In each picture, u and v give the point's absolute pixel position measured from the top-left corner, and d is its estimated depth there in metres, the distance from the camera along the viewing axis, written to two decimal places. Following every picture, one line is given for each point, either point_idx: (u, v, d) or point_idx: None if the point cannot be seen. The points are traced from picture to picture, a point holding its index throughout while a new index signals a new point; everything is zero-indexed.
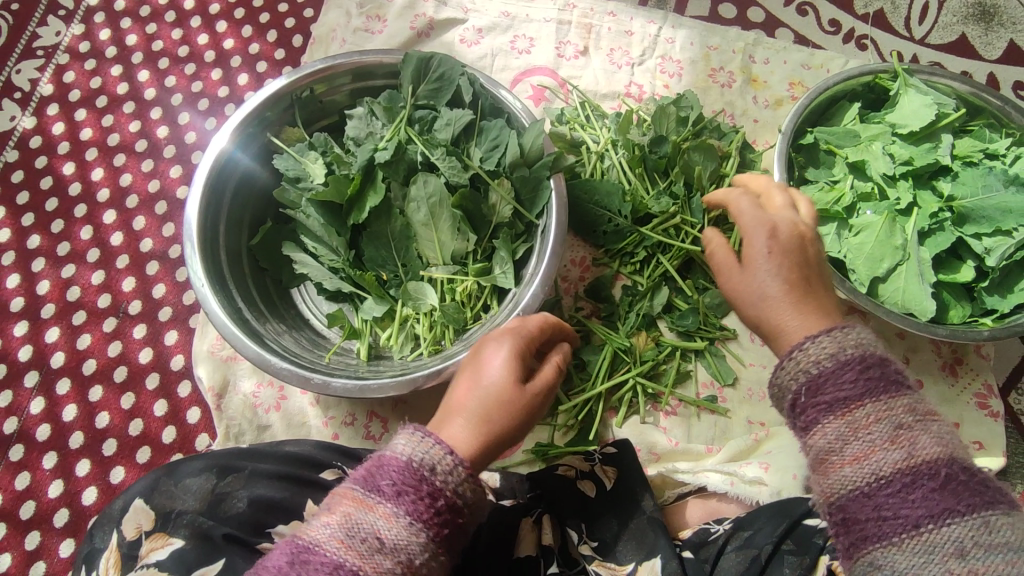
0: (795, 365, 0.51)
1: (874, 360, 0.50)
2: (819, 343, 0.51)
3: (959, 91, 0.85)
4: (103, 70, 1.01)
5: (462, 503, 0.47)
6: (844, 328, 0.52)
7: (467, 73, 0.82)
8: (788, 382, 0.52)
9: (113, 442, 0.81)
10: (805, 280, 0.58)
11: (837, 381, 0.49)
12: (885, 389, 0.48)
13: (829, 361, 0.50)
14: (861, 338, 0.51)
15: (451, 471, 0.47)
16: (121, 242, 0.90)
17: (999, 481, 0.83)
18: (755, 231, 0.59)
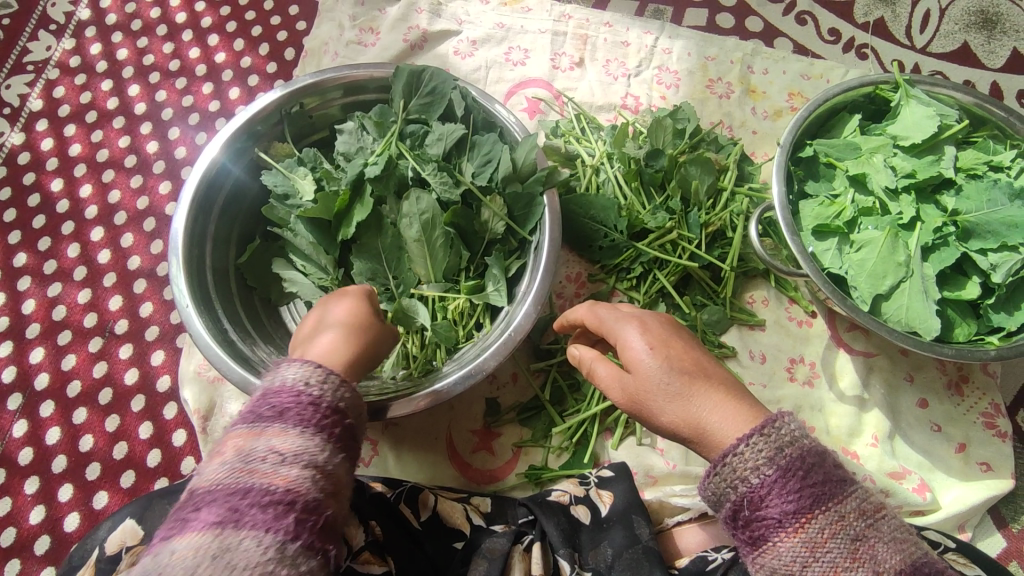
0: (731, 472, 0.51)
1: (811, 461, 0.50)
2: (754, 446, 0.51)
3: (962, 101, 0.83)
4: (93, 85, 1.00)
5: (345, 407, 0.50)
6: (776, 426, 0.51)
7: (459, 87, 0.80)
8: (727, 490, 0.51)
9: (96, 466, 0.79)
10: (698, 366, 0.57)
11: (780, 493, 0.49)
12: (829, 495, 0.49)
13: (769, 467, 0.50)
14: (794, 436, 0.51)
15: (323, 380, 0.50)
16: (108, 260, 0.89)
17: (1007, 504, 0.80)
18: (628, 336, 0.59)
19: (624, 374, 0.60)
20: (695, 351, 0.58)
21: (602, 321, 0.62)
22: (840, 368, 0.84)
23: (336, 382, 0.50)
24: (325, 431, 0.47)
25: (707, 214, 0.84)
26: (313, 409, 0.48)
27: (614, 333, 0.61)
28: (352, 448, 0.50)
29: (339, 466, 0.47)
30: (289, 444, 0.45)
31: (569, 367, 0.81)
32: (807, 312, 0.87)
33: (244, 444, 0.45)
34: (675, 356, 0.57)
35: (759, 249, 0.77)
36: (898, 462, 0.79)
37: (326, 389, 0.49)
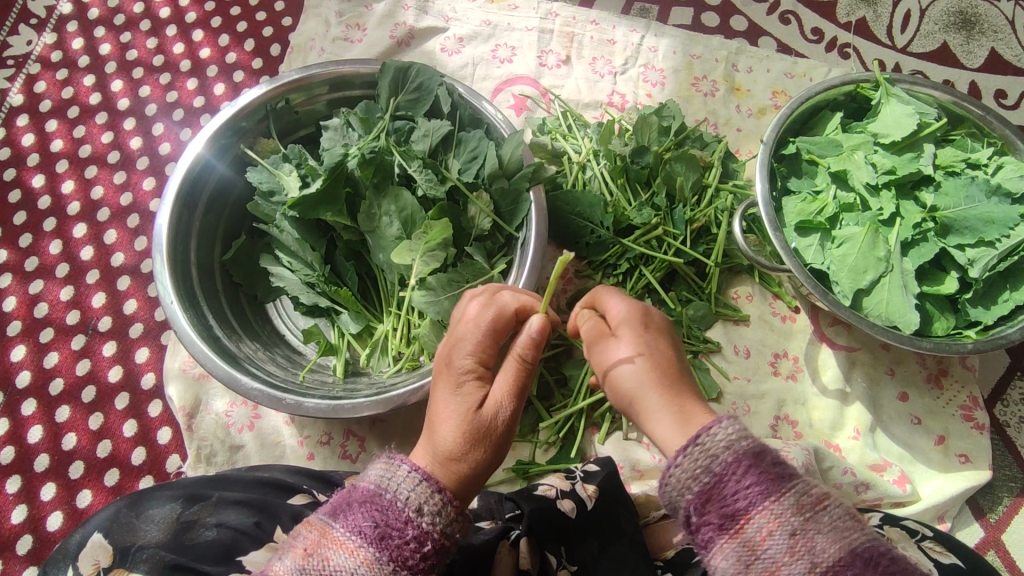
0: (667, 488, 0.49)
1: (745, 459, 0.47)
2: (684, 454, 0.48)
3: (941, 100, 0.85)
4: (75, 80, 0.98)
5: (450, 546, 0.48)
6: (707, 428, 0.49)
7: (445, 85, 0.81)
8: (671, 503, 0.49)
9: (79, 465, 0.79)
10: (654, 391, 0.53)
11: (718, 499, 0.47)
12: (765, 492, 0.46)
13: (706, 474, 0.47)
14: (723, 432, 0.48)
15: (439, 511, 0.48)
16: (91, 256, 0.88)
17: (985, 494, 0.82)
18: (624, 306, 0.58)
19: (601, 336, 0.58)
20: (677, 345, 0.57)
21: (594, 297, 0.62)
22: (823, 362, 0.85)
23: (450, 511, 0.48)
24: (417, 575, 0.46)
25: (692, 211, 0.85)
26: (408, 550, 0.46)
27: (606, 306, 0.60)
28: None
29: None
30: (367, 573, 0.45)
31: (555, 363, 0.82)
32: (790, 308, 0.88)
33: (334, 558, 0.45)
34: (656, 341, 0.56)
35: (743, 245, 0.78)
36: (880, 455, 0.81)
37: (437, 522, 0.47)
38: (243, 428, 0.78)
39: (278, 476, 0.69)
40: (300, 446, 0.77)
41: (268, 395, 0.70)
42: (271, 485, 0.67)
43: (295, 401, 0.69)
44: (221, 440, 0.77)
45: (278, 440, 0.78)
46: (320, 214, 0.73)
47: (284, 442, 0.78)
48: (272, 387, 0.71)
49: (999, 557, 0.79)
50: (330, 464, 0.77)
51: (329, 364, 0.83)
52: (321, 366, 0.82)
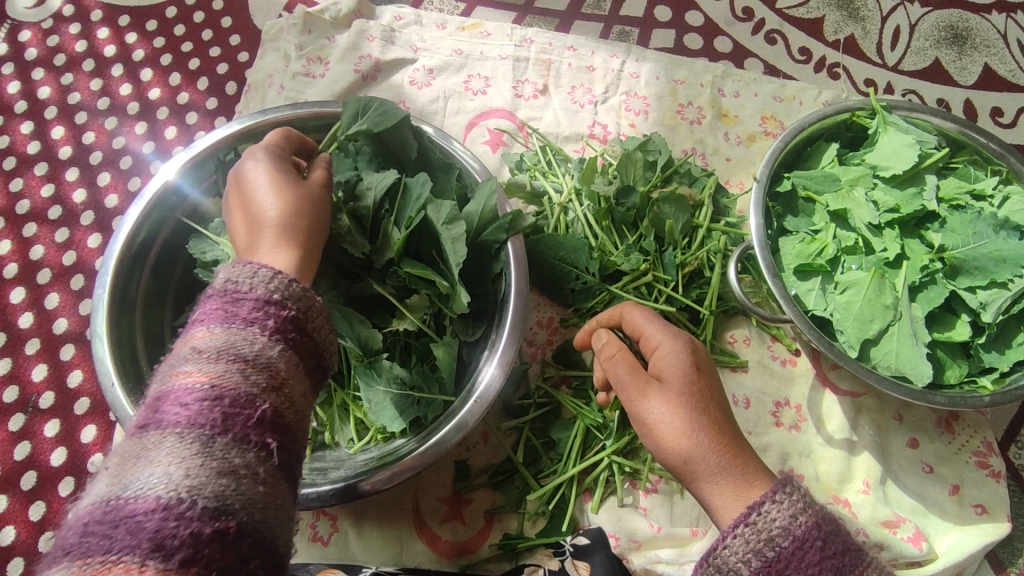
0: (743, 546, 0.49)
1: (827, 531, 0.49)
2: (766, 515, 0.49)
3: (941, 127, 0.80)
4: (12, 128, 0.91)
5: (280, 299, 0.46)
6: (786, 492, 0.50)
7: (410, 125, 0.73)
8: (740, 568, 0.49)
9: (20, 562, 0.70)
10: (707, 440, 0.53)
11: (799, 568, 0.47)
12: (851, 568, 0.48)
13: (786, 539, 0.48)
14: (809, 502, 0.50)
15: (272, 280, 0.47)
16: (31, 324, 0.80)
17: (1004, 546, 0.76)
18: (673, 351, 0.57)
19: (641, 376, 0.57)
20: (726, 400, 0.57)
21: (636, 327, 0.62)
22: (827, 409, 0.80)
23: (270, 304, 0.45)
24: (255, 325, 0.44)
25: (683, 253, 0.79)
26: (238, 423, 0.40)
27: (650, 344, 0.59)
28: (298, 340, 0.46)
29: (255, 415, 0.41)
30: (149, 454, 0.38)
31: (542, 425, 0.76)
32: (791, 350, 0.82)
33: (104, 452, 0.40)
34: (709, 389, 0.56)
35: (737, 290, 0.73)
36: (892, 509, 0.75)
37: (259, 281, 0.46)
38: None
39: None
40: None
41: None
42: None
43: None
44: None
45: None
46: None
47: None
48: None
49: None
50: (299, 548, 0.71)
51: None
52: None
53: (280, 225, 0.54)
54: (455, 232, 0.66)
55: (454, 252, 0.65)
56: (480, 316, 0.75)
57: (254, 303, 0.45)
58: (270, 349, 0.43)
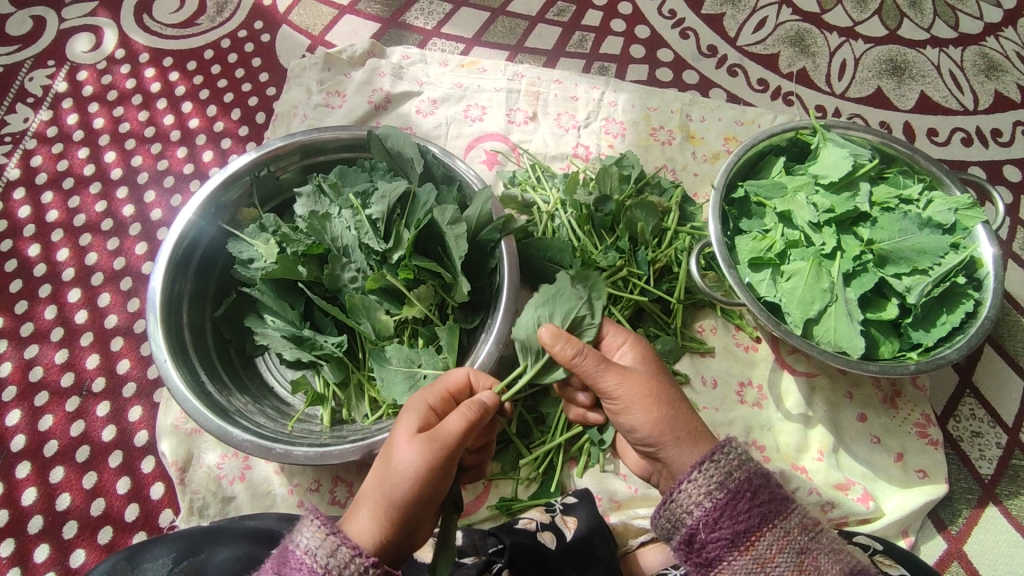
0: (686, 499, 0.60)
1: (756, 484, 0.59)
2: (706, 472, 0.60)
3: (873, 142, 0.93)
4: (70, 153, 1.06)
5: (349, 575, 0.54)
6: (724, 452, 0.61)
7: (418, 145, 0.86)
8: (684, 515, 0.60)
9: (73, 524, 0.83)
10: (670, 411, 0.66)
11: (731, 515, 0.58)
12: (774, 514, 0.58)
13: (720, 491, 0.59)
14: (742, 460, 0.60)
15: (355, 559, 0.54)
16: (85, 319, 0.94)
17: (943, 507, 0.86)
18: (631, 347, 0.71)
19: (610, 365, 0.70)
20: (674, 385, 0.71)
21: (598, 328, 0.74)
22: (785, 389, 0.90)
23: (347, 556, 0.54)
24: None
25: (654, 252, 0.91)
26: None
27: (615, 342, 0.72)
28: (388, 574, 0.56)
29: None
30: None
31: (533, 402, 0.85)
32: (752, 338, 0.93)
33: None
34: (662, 376, 0.69)
35: (700, 283, 0.83)
36: (843, 474, 0.85)
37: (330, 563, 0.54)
38: (234, 479, 0.82)
39: (267, 525, 0.72)
40: (290, 494, 0.81)
41: (259, 445, 0.73)
42: (261, 536, 0.69)
43: (286, 449, 0.73)
44: (213, 492, 0.81)
45: (269, 490, 0.82)
46: (293, 272, 0.79)
47: (275, 492, 0.82)
48: (263, 437, 0.74)
49: (962, 568, 0.83)
50: (321, 510, 0.81)
51: (316, 414, 0.87)
52: (309, 416, 0.86)
53: (372, 506, 0.58)
54: (457, 231, 0.77)
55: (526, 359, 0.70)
56: (478, 307, 0.88)
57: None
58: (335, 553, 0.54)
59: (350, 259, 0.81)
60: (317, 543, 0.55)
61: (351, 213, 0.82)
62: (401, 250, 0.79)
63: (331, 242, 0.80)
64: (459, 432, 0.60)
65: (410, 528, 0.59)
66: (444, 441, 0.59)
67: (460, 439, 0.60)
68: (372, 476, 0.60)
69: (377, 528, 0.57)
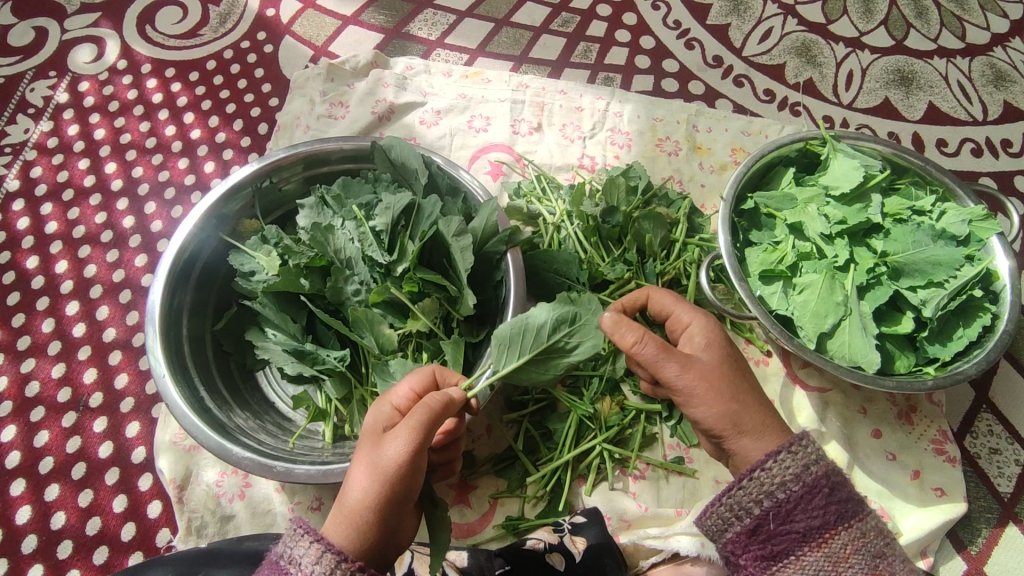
0: (759, 487, 0.60)
1: (834, 481, 0.60)
2: (782, 462, 0.60)
3: (883, 152, 0.91)
4: (70, 164, 1.05)
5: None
6: (802, 445, 0.61)
7: (422, 156, 0.84)
8: (753, 504, 0.60)
9: (68, 544, 0.80)
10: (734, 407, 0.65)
11: (806, 509, 0.59)
12: (850, 513, 0.59)
13: (796, 483, 0.59)
14: (820, 456, 0.61)
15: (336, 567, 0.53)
16: (83, 333, 0.92)
17: (962, 526, 0.84)
18: (703, 331, 0.68)
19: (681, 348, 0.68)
20: (746, 369, 0.68)
21: (663, 307, 0.72)
22: (798, 404, 0.88)
23: (331, 563, 0.53)
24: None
25: (662, 264, 0.90)
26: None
27: (680, 322, 0.70)
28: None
29: None
30: None
31: (540, 418, 0.84)
32: (763, 351, 0.92)
33: None
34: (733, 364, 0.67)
35: (710, 296, 0.81)
36: (858, 492, 0.83)
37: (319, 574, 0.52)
38: (233, 497, 0.80)
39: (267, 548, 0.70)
40: (290, 512, 0.79)
41: (259, 463, 0.71)
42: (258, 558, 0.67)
43: (286, 468, 0.71)
44: (212, 511, 0.79)
45: (268, 509, 0.80)
46: (295, 284, 0.78)
47: (275, 510, 0.80)
48: (263, 455, 0.72)
49: None
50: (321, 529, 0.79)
51: (318, 430, 0.85)
52: (310, 433, 0.84)
53: (349, 510, 0.55)
54: (463, 242, 0.76)
55: (505, 358, 0.68)
56: (483, 321, 0.85)
57: None
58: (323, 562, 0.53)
59: (353, 272, 0.79)
60: (303, 553, 0.54)
61: (354, 224, 0.80)
62: (405, 262, 0.78)
63: (334, 254, 0.79)
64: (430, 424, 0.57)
65: (391, 531, 0.57)
66: (418, 434, 0.56)
67: (427, 432, 0.57)
68: (346, 478, 0.58)
69: (352, 526, 0.55)
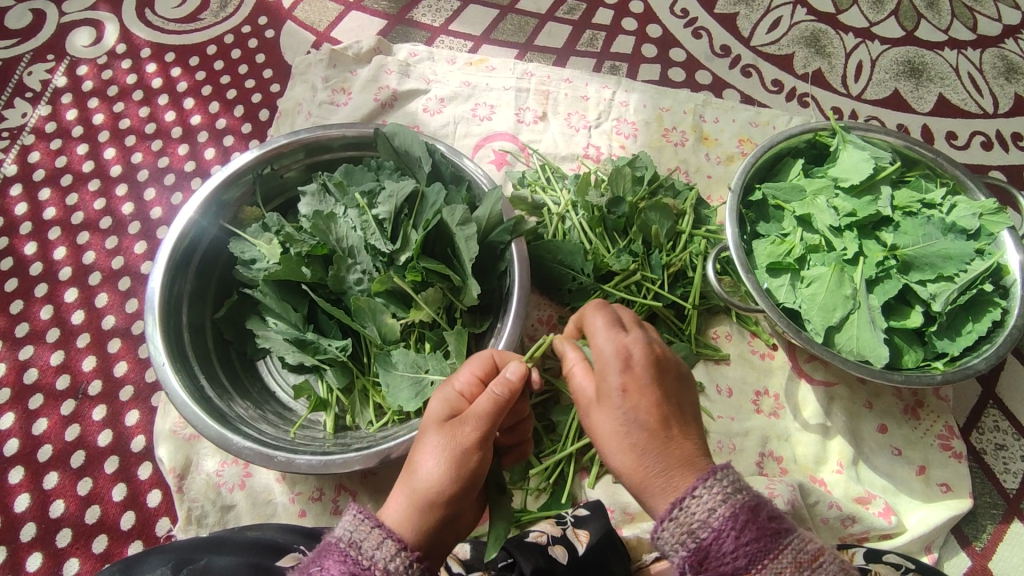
0: (671, 537, 0.52)
1: (744, 519, 0.50)
2: (689, 507, 0.51)
3: (894, 144, 0.90)
4: (68, 149, 1.03)
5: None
6: (705, 485, 0.52)
7: (426, 143, 0.83)
8: (671, 551, 0.52)
9: (67, 532, 0.80)
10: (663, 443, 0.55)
11: (720, 555, 0.50)
12: (763, 553, 0.50)
13: (705, 530, 0.51)
14: (727, 491, 0.51)
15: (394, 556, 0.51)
16: (82, 320, 0.91)
17: (967, 522, 0.83)
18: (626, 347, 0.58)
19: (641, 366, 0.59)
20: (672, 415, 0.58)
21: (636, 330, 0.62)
22: (803, 398, 0.87)
23: (393, 550, 0.51)
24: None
25: (668, 256, 0.88)
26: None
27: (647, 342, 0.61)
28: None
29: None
30: None
31: (544, 410, 0.83)
32: (768, 345, 0.91)
33: None
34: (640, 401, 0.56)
35: (717, 288, 0.80)
36: (863, 487, 0.82)
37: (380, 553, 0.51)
38: (234, 487, 0.79)
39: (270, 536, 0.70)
40: (291, 503, 0.79)
41: (260, 453, 0.70)
42: (266, 548, 0.67)
43: (287, 458, 0.70)
44: (212, 500, 0.78)
45: (269, 499, 0.79)
46: (297, 272, 0.76)
47: (275, 500, 0.79)
48: (264, 445, 0.72)
49: None
50: (322, 520, 0.78)
51: (319, 420, 0.84)
52: (312, 422, 0.83)
53: (406, 503, 0.56)
54: (467, 232, 0.75)
55: None
56: (488, 311, 0.85)
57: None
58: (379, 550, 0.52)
59: (356, 260, 0.78)
60: (366, 538, 0.52)
61: (357, 212, 0.80)
62: (408, 251, 0.77)
63: (337, 242, 0.77)
64: (484, 410, 0.57)
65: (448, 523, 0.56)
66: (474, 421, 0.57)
67: (486, 431, 0.57)
68: (400, 483, 0.58)
69: (406, 520, 0.55)
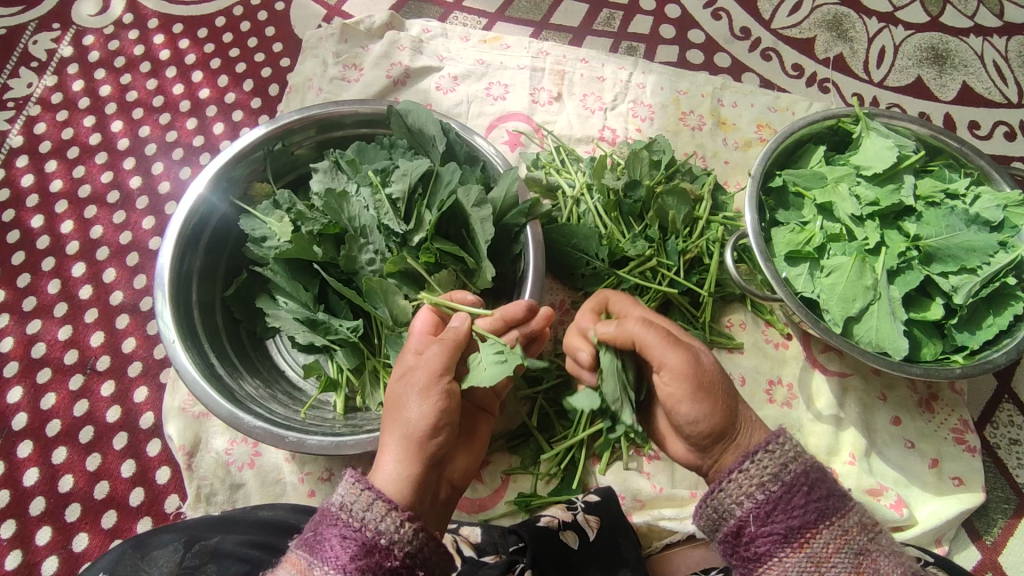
0: (737, 490, 0.56)
1: (814, 478, 0.55)
2: (760, 463, 0.56)
3: (919, 133, 0.88)
4: (75, 121, 1.02)
5: (386, 544, 0.51)
6: (780, 442, 0.56)
7: (440, 122, 0.81)
8: (732, 507, 0.56)
9: (76, 507, 0.80)
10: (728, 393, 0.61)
11: (787, 510, 0.54)
12: (832, 510, 0.54)
13: (776, 483, 0.55)
14: (798, 450, 0.56)
15: (383, 517, 0.51)
16: (90, 295, 0.90)
17: (976, 516, 0.83)
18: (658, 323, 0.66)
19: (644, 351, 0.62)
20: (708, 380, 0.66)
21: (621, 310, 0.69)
22: (817, 388, 0.86)
23: (383, 511, 0.52)
24: (371, 536, 0.51)
25: (684, 242, 0.87)
26: (358, 544, 0.50)
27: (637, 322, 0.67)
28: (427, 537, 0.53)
29: (388, 539, 0.51)
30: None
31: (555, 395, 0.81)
32: (783, 334, 0.90)
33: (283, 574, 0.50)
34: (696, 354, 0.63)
35: (733, 275, 0.79)
36: (876, 479, 0.82)
37: (370, 514, 0.52)
38: (243, 465, 0.79)
39: (281, 514, 0.69)
40: (300, 483, 0.78)
41: (271, 433, 0.70)
42: (272, 525, 0.66)
43: (298, 438, 0.70)
44: (221, 479, 0.78)
45: (278, 478, 0.79)
46: (309, 252, 0.75)
47: (285, 480, 0.79)
48: (275, 425, 0.71)
49: None
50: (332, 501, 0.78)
51: (329, 401, 0.84)
52: (322, 403, 0.83)
53: (399, 459, 0.56)
54: (483, 213, 0.73)
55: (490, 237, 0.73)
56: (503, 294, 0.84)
57: (359, 541, 0.50)
58: (365, 511, 0.52)
59: (368, 240, 0.76)
60: (354, 500, 0.52)
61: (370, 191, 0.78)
62: (422, 232, 0.75)
63: (349, 221, 0.76)
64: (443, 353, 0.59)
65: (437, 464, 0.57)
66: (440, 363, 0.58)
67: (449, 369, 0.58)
68: (386, 439, 0.58)
69: (403, 481, 0.55)
